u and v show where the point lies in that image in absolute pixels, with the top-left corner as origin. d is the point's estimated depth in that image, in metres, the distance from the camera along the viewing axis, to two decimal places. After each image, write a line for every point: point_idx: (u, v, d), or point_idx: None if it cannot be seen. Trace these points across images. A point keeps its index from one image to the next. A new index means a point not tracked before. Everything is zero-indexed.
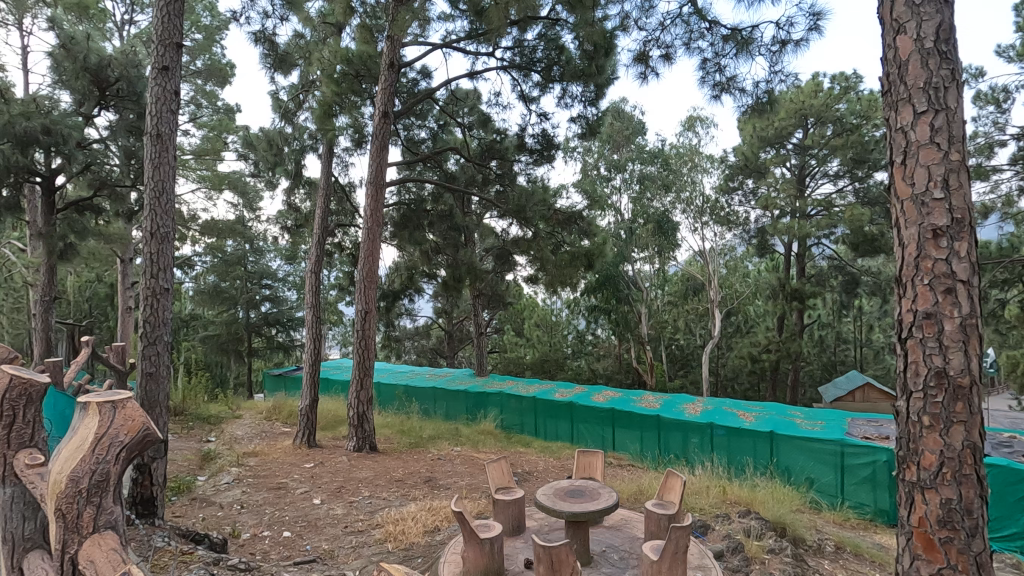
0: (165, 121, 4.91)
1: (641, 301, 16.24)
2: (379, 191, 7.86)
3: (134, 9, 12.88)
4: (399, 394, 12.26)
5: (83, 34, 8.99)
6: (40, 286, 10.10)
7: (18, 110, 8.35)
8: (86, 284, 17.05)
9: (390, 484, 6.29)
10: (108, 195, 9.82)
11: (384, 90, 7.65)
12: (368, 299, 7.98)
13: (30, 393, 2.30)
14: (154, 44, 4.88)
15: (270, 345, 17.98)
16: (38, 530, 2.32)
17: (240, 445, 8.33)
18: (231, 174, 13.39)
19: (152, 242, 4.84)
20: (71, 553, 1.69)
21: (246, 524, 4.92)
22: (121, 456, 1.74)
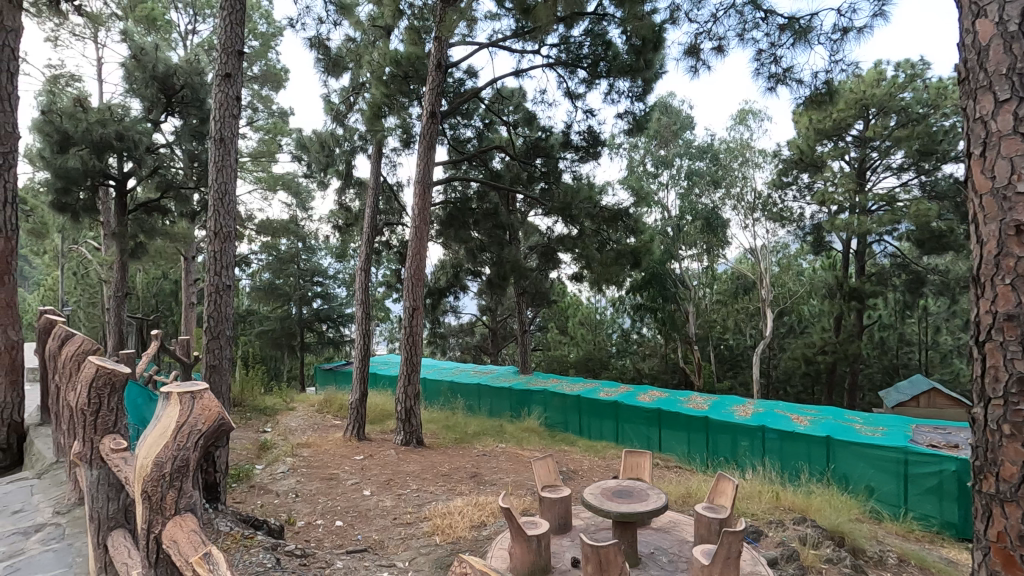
0: (227, 126, 5.14)
1: (689, 300, 15.89)
2: (426, 190, 7.99)
3: (196, 19, 13.58)
4: (444, 390, 12.42)
5: (152, 44, 9.55)
6: (113, 283, 10.77)
7: (94, 117, 8.97)
8: (153, 281, 18.07)
9: (437, 478, 6.40)
10: (174, 196, 10.41)
11: (431, 90, 7.72)
12: (415, 296, 8.12)
13: (113, 381, 2.56)
14: (217, 53, 5.12)
15: (321, 340, 18.58)
16: (120, 510, 2.47)
17: (294, 436, 8.67)
18: (285, 176, 13.94)
19: (215, 241, 5.11)
20: (156, 532, 1.81)
21: (301, 513, 5.12)
22: (199, 444, 1.83)
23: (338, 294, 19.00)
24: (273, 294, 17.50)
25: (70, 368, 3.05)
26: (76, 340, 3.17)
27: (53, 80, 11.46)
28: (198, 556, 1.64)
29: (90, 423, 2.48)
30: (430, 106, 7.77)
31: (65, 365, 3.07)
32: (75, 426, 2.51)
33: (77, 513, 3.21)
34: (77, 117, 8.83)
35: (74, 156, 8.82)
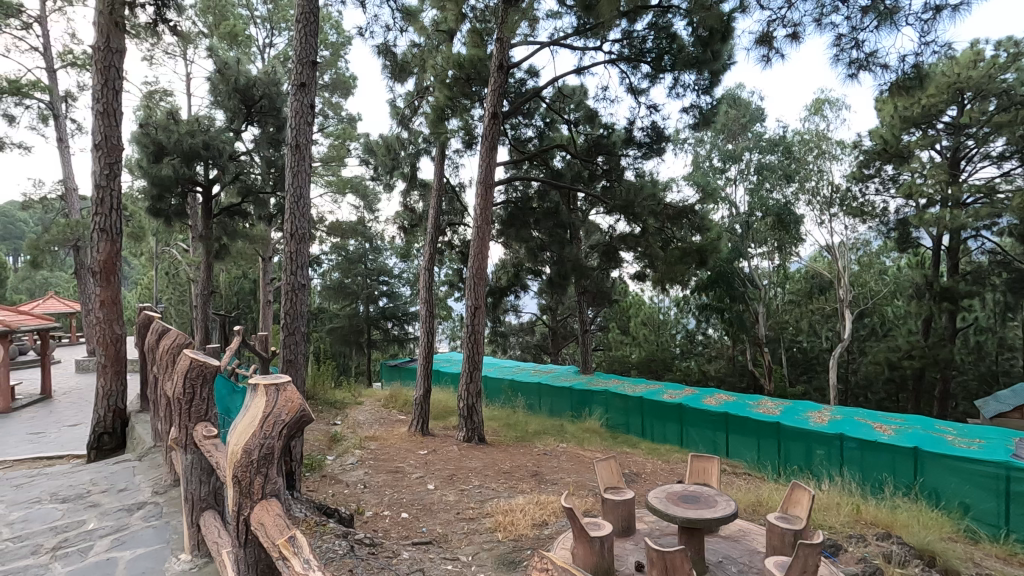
0: (302, 132, 5.42)
1: (759, 300, 15.21)
2: (488, 190, 8.08)
3: (273, 32, 14.38)
4: (504, 388, 12.49)
5: (235, 58, 10.20)
6: (200, 282, 11.60)
7: (184, 128, 9.72)
8: (234, 280, 19.29)
9: (498, 475, 6.47)
10: (253, 201, 11.07)
11: (493, 91, 7.78)
12: (477, 295, 8.23)
13: (205, 373, 2.76)
14: (294, 64, 5.40)
15: (386, 338, 19.22)
16: (211, 493, 2.64)
17: (362, 429, 9.02)
18: (353, 179, 14.53)
19: (291, 242, 5.41)
20: (245, 515, 1.93)
21: (369, 503, 5.32)
22: (283, 434, 1.93)
23: (403, 293, 19.58)
24: (342, 293, 18.25)
25: (167, 360, 3.32)
26: (171, 335, 3.45)
27: (149, 96, 12.48)
28: (285, 539, 1.73)
29: (185, 411, 2.68)
30: (491, 106, 7.84)
31: (162, 357, 3.35)
32: (173, 414, 2.72)
33: (173, 494, 3.49)
34: (170, 129, 9.60)
35: (167, 165, 9.58)
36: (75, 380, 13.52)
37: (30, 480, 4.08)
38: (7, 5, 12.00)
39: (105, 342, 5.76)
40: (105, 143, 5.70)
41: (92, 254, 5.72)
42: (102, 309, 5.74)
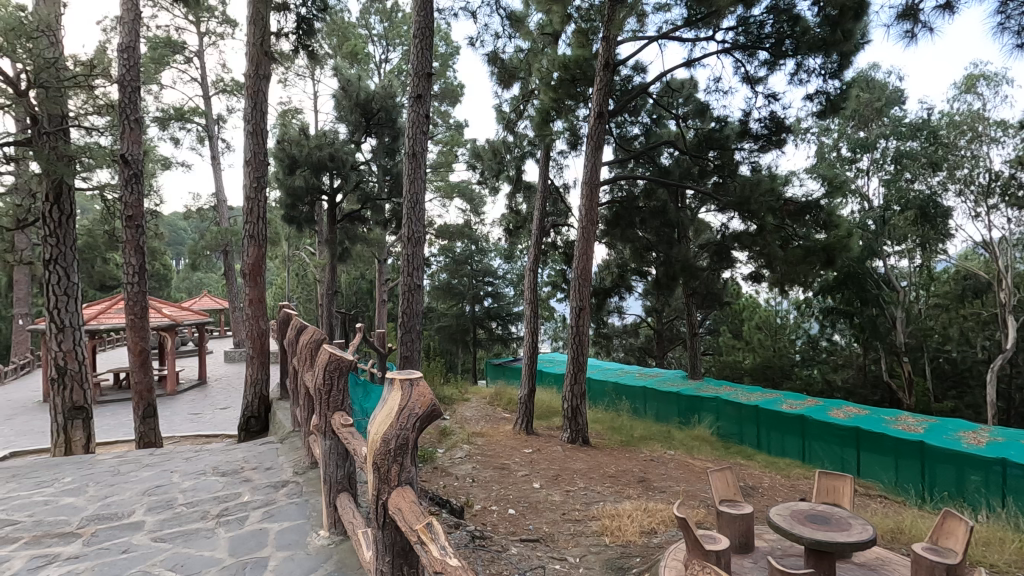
0: (418, 142, 5.74)
1: (897, 304, 13.63)
2: (593, 191, 7.98)
3: (388, 48, 15.37)
4: (609, 391, 12.30)
5: (356, 75, 11.00)
6: (326, 282, 12.66)
7: (314, 142, 10.75)
8: (354, 281, 20.81)
9: (605, 478, 6.40)
10: (371, 208, 11.86)
11: (599, 91, 7.66)
12: (582, 296, 8.18)
13: (341, 366, 2.98)
14: (412, 76, 5.71)
15: (491, 337, 19.74)
16: (345, 476, 2.86)
17: (470, 425, 9.35)
18: (460, 184, 15.15)
19: (408, 246, 5.77)
20: (383, 499, 2.02)
21: (478, 497, 5.50)
22: (416, 427, 2.00)
23: (507, 293, 19.96)
24: (449, 293, 19.05)
25: (308, 353, 3.67)
26: (309, 330, 3.80)
27: (283, 114, 13.86)
28: (422, 524, 1.81)
29: (325, 400, 2.92)
30: (597, 106, 7.73)
31: (304, 351, 3.71)
32: (315, 402, 2.97)
33: (310, 475, 3.85)
34: (303, 144, 10.68)
35: (299, 177, 10.61)
36: (223, 369, 15.34)
37: (195, 454, 4.71)
38: (173, 44, 13.93)
39: (252, 336, 6.48)
40: (254, 159, 6.41)
41: (242, 259, 6.46)
42: (250, 307, 6.49)
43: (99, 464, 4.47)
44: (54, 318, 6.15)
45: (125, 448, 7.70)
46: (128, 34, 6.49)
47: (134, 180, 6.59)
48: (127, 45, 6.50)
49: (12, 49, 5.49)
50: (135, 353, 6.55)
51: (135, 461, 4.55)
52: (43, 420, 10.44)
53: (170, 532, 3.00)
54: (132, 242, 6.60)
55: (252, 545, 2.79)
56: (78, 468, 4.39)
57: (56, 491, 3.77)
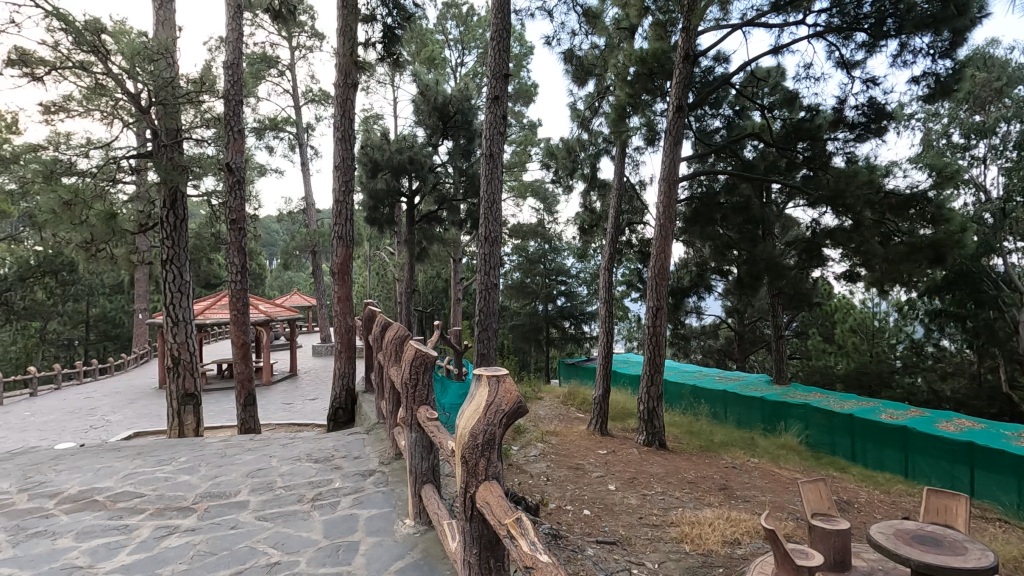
0: (495, 142, 5.82)
1: (1018, 307, 12.20)
2: (672, 187, 7.72)
3: (464, 52, 15.72)
4: (686, 394, 11.93)
5: (434, 80, 11.32)
6: (405, 280, 13.14)
7: (395, 146, 11.19)
8: (430, 280, 21.44)
9: (683, 484, 6.21)
10: (447, 209, 12.15)
11: (678, 84, 7.42)
12: (659, 296, 7.94)
13: (425, 362, 3.07)
14: (489, 78, 5.80)
15: (564, 337, 19.65)
16: (430, 468, 2.95)
17: (543, 424, 9.36)
18: (534, 183, 15.23)
19: (485, 245, 5.89)
20: (471, 492, 2.05)
21: (552, 495, 5.49)
22: (503, 422, 2.02)
23: (581, 293, 19.82)
24: (523, 291, 19.19)
25: (393, 349, 3.83)
26: (394, 327, 3.97)
27: (365, 121, 14.52)
28: (511, 519, 1.83)
29: (411, 395, 3.00)
30: (676, 100, 7.48)
31: (389, 347, 3.88)
32: (402, 395, 3.07)
33: (395, 466, 4.03)
34: (385, 149, 11.15)
35: (381, 180, 11.11)
36: (310, 363, 16.29)
37: (290, 440, 5.06)
38: (268, 58, 14.97)
39: (340, 331, 6.84)
40: (342, 164, 6.76)
41: (331, 258, 6.84)
42: (338, 304, 6.85)
43: (208, 446, 4.90)
44: (169, 312, 6.79)
45: (228, 432, 8.39)
46: (232, 52, 7.07)
47: (237, 187, 7.17)
48: (232, 63, 7.08)
49: (137, 71, 6.14)
50: (237, 345, 7.11)
51: (239, 445, 4.95)
52: (160, 404, 11.61)
53: (271, 512, 3.24)
54: (236, 243, 7.17)
55: (345, 529, 2.95)
56: (191, 449, 4.83)
57: (174, 469, 4.18)
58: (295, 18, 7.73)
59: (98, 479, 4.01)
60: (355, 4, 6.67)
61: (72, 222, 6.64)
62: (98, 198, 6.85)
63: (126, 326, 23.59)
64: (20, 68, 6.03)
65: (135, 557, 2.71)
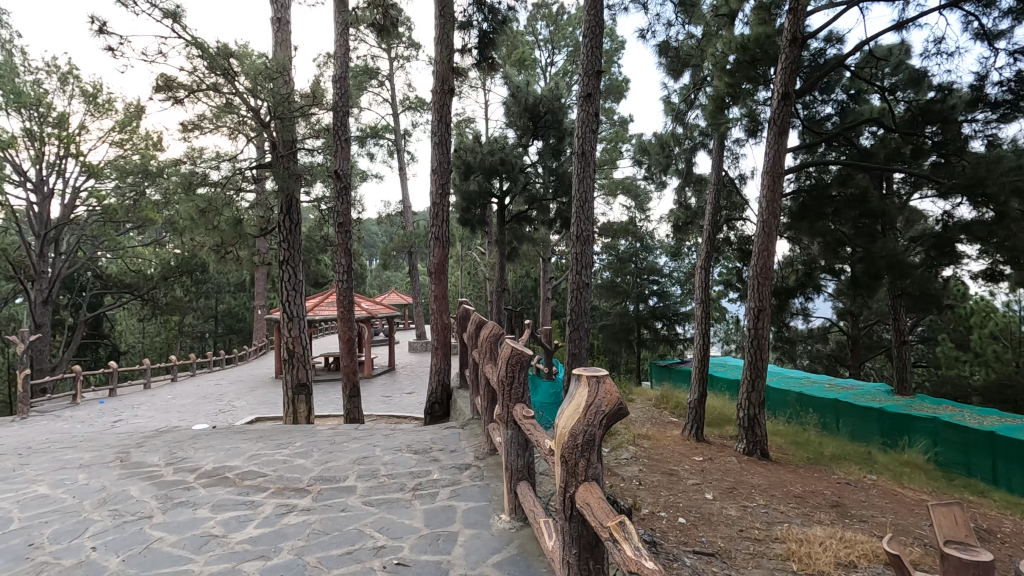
0: (588, 141, 5.78)
1: None
2: (777, 180, 7.22)
3: (554, 51, 15.75)
4: (791, 402, 11.13)
5: (525, 81, 11.44)
6: (495, 280, 13.38)
7: (487, 149, 11.43)
8: (520, 279, 21.68)
9: (788, 498, 5.80)
10: (537, 209, 12.19)
11: (784, 69, 6.92)
12: (762, 296, 7.46)
13: (521, 360, 3.10)
14: (581, 76, 5.75)
15: (656, 338, 19.07)
16: (526, 466, 2.99)
17: (636, 426, 9.15)
18: (625, 180, 14.91)
19: (577, 244, 5.88)
20: (571, 493, 2.05)
21: (646, 500, 5.33)
22: (603, 423, 2.00)
23: (674, 293, 19.12)
24: (613, 291, 18.86)
25: (488, 347, 3.93)
26: (488, 326, 4.06)
27: (458, 124, 14.99)
28: (613, 522, 1.80)
29: (507, 392, 3.05)
30: (782, 87, 6.98)
31: (484, 345, 3.98)
32: (498, 392, 3.12)
33: (490, 461, 4.12)
34: (477, 152, 11.44)
35: (474, 182, 11.41)
36: (407, 358, 17.06)
37: (392, 431, 5.34)
38: (369, 70, 15.89)
39: (437, 329, 7.10)
40: (439, 168, 7.02)
41: (429, 258, 7.11)
42: (435, 303, 7.11)
43: (320, 433, 5.30)
44: (285, 309, 7.42)
45: (335, 421, 9.02)
46: (340, 67, 7.58)
47: (344, 192, 7.68)
48: (340, 77, 7.59)
49: (259, 90, 6.75)
50: (344, 340, 7.61)
51: (346, 433, 5.30)
52: (276, 393, 12.71)
53: (377, 498, 3.45)
54: (343, 245, 7.69)
55: (444, 520, 3.06)
56: (306, 435, 5.24)
57: (291, 452, 4.56)
58: (396, 30, 8.14)
59: (229, 458, 4.47)
60: (452, 12, 6.89)
61: (206, 227, 7.45)
62: (227, 206, 7.64)
63: (248, 320, 26.11)
64: (165, 93, 6.85)
65: (261, 530, 2.99)
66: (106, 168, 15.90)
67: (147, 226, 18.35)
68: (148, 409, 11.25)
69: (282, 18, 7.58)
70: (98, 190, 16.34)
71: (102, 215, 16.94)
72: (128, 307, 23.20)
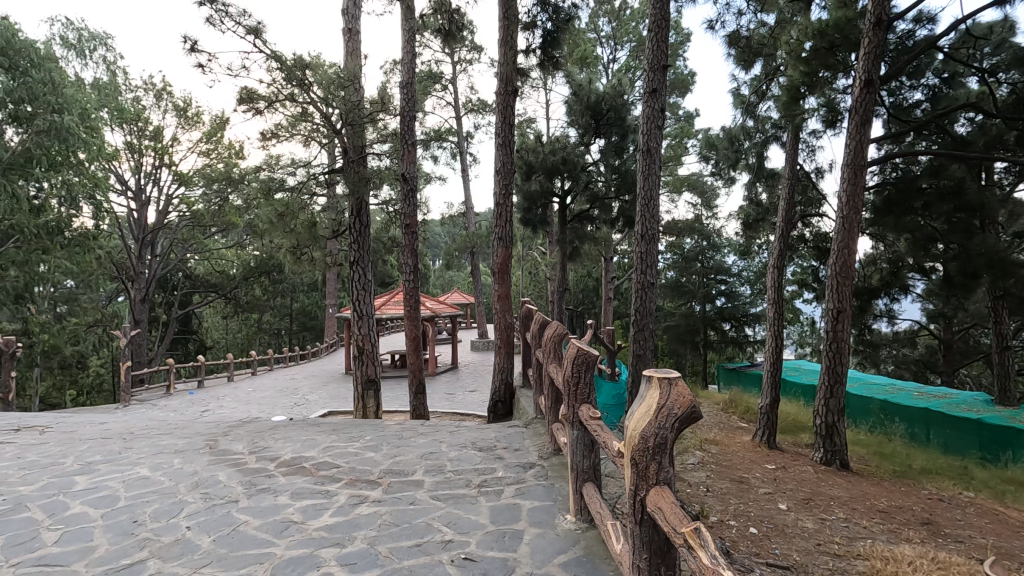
0: (653, 137, 5.65)
1: None
2: (858, 173, 6.75)
3: (616, 47, 15.51)
4: (875, 409, 10.41)
5: (587, 79, 11.34)
6: (557, 279, 13.34)
7: (549, 148, 11.43)
8: (581, 279, 21.52)
9: (871, 512, 5.43)
10: (599, 207, 12.04)
11: (867, 55, 6.47)
12: (841, 297, 7.00)
13: (587, 360, 3.07)
14: (646, 72, 5.63)
15: (724, 339, 18.38)
16: (591, 467, 2.96)
17: (703, 431, 8.86)
18: (691, 177, 14.47)
19: (642, 243, 5.77)
20: (641, 496, 2.02)
21: (714, 508, 5.14)
22: (675, 427, 1.95)
23: (743, 293, 18.36)
24: (678, 291, 18.33)
25: (553, 347, 3.94)
26: (552, 326, 4.06)
27: (519, 125, 15.07)
28: (687, 528, 1.76)
29: (573, 392, 3.03)
30: (864, 73, 6.52)
31: (548, 345, 3.98)
32: (563, 392, 3.11)
33: (554, 461, 4.12)
34: (539, 152, 11.46)
35: (535, 182, 11.44)
36: (468, 357, 17.34)
37: (457, 428, 5.44)
38: (434, 75, 16.28)
39: (500, 328, 7.18)
40: (502, 168, 7.09)
41: (492, 258, 7.19)
42: (498, 302, 7.18)
43: (388, 428, 5.47)
44: (355, 307, 7.73)
45: (401, 417, 9.31)
46: (407, 72, 7.80)
47: (410, 194, 7.90)
48: (406, 83, 7.81)
49: (332, 98, 7.09)
50: (410, 337, 7.84)
51: (413, 429, 5.46)
52: (346, 388, 13.27)
53: (443, 493, 3.53)
54: (409, 246, 7.91)
55: (510, 517, 3.09)
56: (375, 429, 5.44)
57: (362, 445, 4.75)
58: (460, 35, 8.29)
59: (305, 449, 4.71)
60: (516, 14, 6.95)
61: (284, 230, 7.92)
62: (302, 210, 8.05)
63: (320, 318, 27.42)
64: (247, 104, 7.32)
65: (335, 519, 3.13)
66: (195, 176, 17.20)
67: (230, 229, 19.68)
68: (231, 401, 12.05)
69: (353, 28, 7.90)
70: (189, 196, 17.69)
71: (191, 220, 18.34)
72: (214, 305, 24.95)
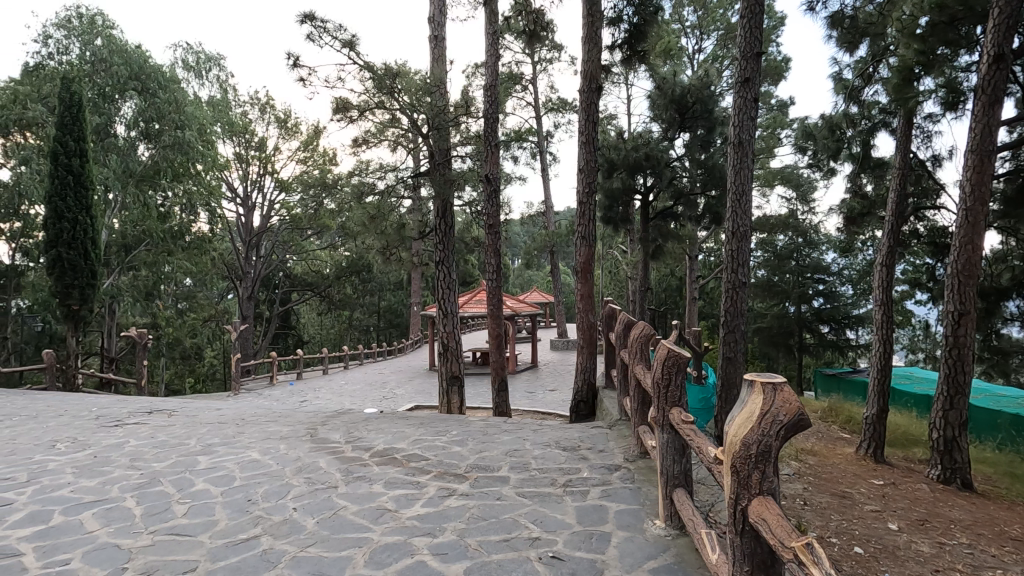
0: (745, 129, 5.37)
1: None
2: (986, 159, 6.03)
3: (703, 37, 14.91)
4: (1004, 425, 9.22)
5: (672, 72, 10.99)
6: (639, 278, 13.03)
7: (630, 144, 11.20)
8: (664, 278, 20.88)
9: (1000, 538, 4.85)
10: (684, 204, 11.61)
11: (997, 26, 5.76)
12: (965, 298, 6.27)
13: (679, 362, 2.97)
14: (738, 60, 5.34)
15: (821, 343, 17.13)
16: (682, 472, 2.87)
17: (799, 440, 8.31)
18: (784, 169, 13.61)
19: (733, 241, 5.51)
20: (742, 505, 1.93)
21: (812, 523, 4.79)
22: (781, 435, 1.84)
23: (844, 293, 17.02)
24: (770, 291, 17.30)
25: (639, 348, 3.85)
26: (638, 326, 3.96)
27: (600, 122, 14.88)
28: (798, 543, 1.66)
29: (663, 395, 2.94)
30: (994, 48, 5.82)
31: (635, 345, 3.90)
32: (652, 394, 3.02)
33: (640, 464, 4.03)
34: (620, 148, 11.26)
35: (617, 179, 11.25)
36: (547, 356, 17.36)
37: (540, 427, 5.47)
38: (514, 76, 16.44)
39: (582, 328, 7.13)
40: (585, 167, 7.03)
41: (575, 257, 7.15)
42: (580, 301, 7.13)
43: (473, 424, 5.60)
44: (441, 306, 7.98)
45: (483, 414, 9.49)
46: (490, 75, 7.94)
47: (493, 195, 8.03)
48: (490, 84, 7.95)
49: (418, 104, 7.37)
50: (493, 335, 7.99)
51: (497, 425, 5.54)
52: (429, 384, 13.72)
53: (529, 490, 3.56)
54: (492, 245, 8.05)
55: (596, 519, 3.06)
56: (460, 424, 5.59)
57: (448, 440, 4.90)
58: (542, 35, 8.31)
59: (397, 441, 4.93)
60: (600, 10, 6.87)
61: (375, 231, 8.34)
62: (390, 212, 8.42)
63: (405, 316, 28.54)
64: (342, 113, 7.77)
65: (426, 509, 3.26)
66: (294, 182, 18.50)
67: (324, 232, 20.98)
68: (326, 393, 12.82)
69: (439, 35, 8.16)
70: (289, 202, 19.06)
71: (291, 223, 19.74)
72: (310, 302, 26.72)
